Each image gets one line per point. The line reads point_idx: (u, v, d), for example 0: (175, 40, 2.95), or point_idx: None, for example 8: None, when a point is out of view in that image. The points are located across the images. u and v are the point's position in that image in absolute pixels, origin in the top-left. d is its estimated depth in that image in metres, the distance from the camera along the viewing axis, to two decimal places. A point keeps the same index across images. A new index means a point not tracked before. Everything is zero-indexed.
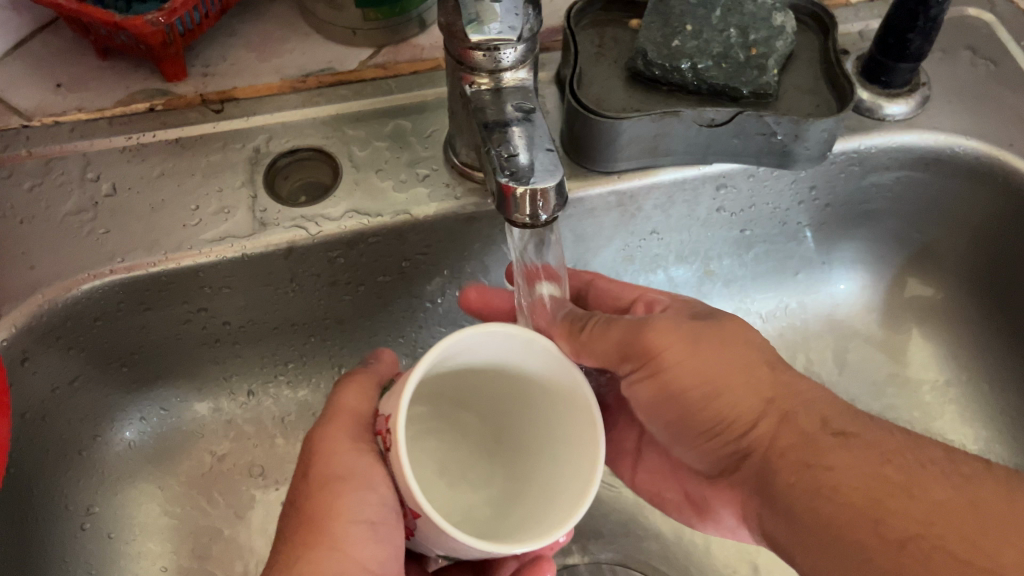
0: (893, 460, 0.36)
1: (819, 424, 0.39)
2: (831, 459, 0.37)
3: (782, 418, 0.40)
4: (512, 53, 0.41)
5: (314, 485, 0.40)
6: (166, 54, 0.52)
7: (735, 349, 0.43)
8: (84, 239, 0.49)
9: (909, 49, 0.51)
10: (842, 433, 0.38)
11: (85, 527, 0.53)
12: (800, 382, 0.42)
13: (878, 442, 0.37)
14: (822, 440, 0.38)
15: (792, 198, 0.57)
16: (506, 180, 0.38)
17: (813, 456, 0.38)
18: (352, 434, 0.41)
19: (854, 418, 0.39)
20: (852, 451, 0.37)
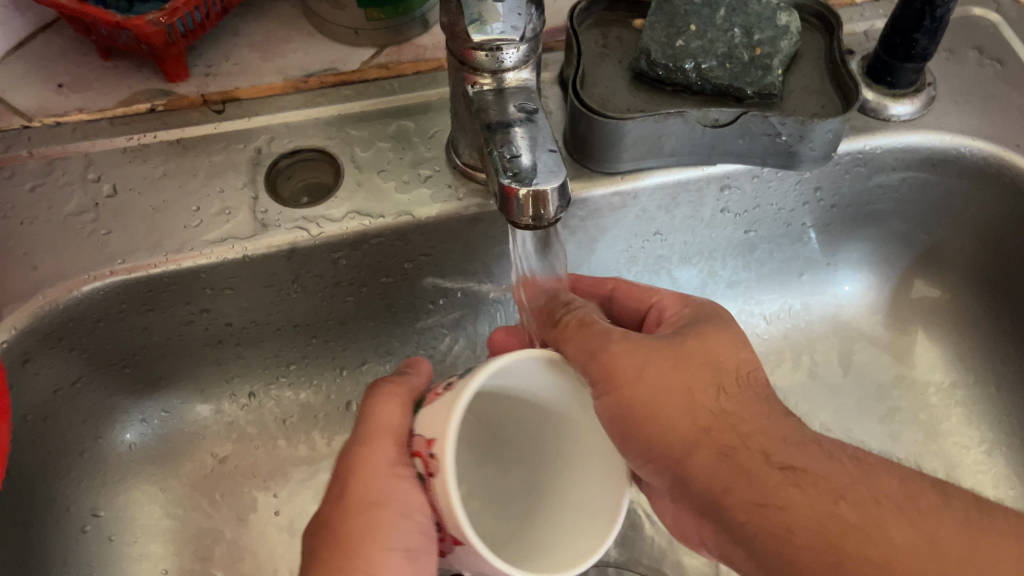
0: (844, 500, 0.33)
1: (762, 457, 0.35)
2: (781, 498, 0.33)
3: (721, 450, 0.35)
4: (514, 53, 0.40)
5: (349, 505, 0.39)
6: (168, 54, 0.52)
7: (691, 366, 0.38)
8: (86, 239, 0.49)
9: (914, 49, 0.51)
10: (791, 468, 0.34)
11: (86, 528, 0.53)
12: (751, 402, 0.37)
13: (829, 478, 0.34)
14: (764, 474, 0.34)
15: (797, 199, 0.57)
16: (508, 181, 0.38)
17: (758, 496, 0.34)
18: (391, 453, 0.39)
19: (800, 448, 0.35)
20: (805, 489, 0.33)
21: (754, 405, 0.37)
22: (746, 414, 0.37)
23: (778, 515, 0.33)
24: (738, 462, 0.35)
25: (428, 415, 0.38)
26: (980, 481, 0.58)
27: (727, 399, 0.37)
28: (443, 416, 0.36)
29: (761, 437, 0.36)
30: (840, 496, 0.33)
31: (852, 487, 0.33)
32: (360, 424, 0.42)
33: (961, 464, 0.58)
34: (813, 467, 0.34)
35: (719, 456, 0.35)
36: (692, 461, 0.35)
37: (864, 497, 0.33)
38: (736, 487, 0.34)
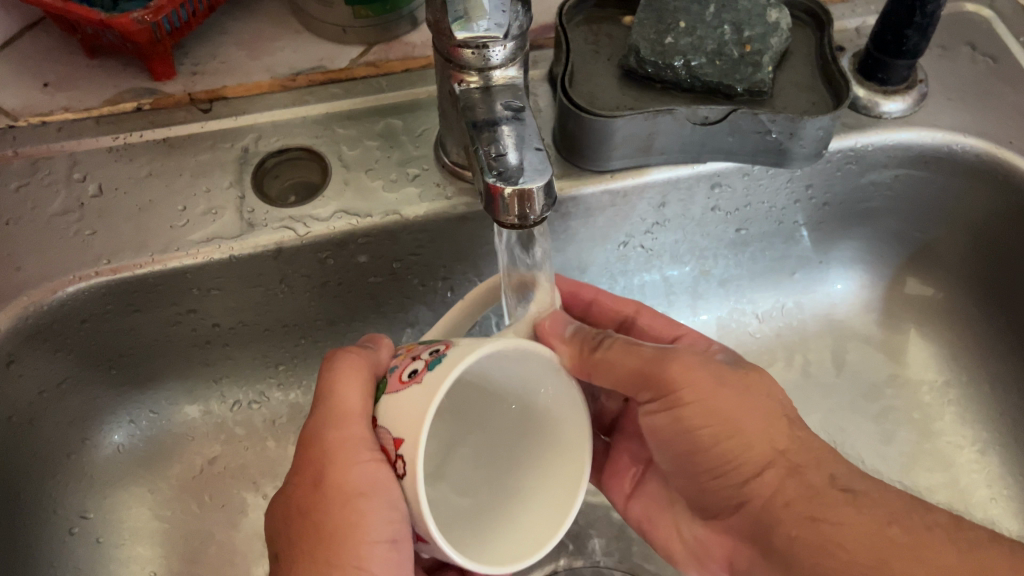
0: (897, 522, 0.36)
1: (828, 477, 0.39)
2: (832, 515, 0.37)
3: (790, 470, 0.40)
4: (501, 51, 0.40)
5: (330, 496, 0.37)
6: (155, 52, 0.51)
7: (760, 397, 0.42)
8: (70, 240, 0.49)
9: (906, 45, 0.50)
10: (849, 488, 0.38)
11: (73, 531, 0.52)
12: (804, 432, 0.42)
13: (881, 496, 0.37)
14: (829, 493, 0.38)
15: (788, 197, 0.57)
16: (493, 180, 0.37)
17: (817, 511, 0.38)
18: (362, 436, 0.37)
19: (866, 477, 0.39)
20: (862, 505, 0.37)
21: (808, 434, 0.42)
22: (808, 444, 0.41)
23: (834, 531, 0.37)
24: (802, 480, 0.39)
25: (398, 406, 0.36)
26: (974, 480, 0.57)
27: (792, 426, 0.42)
28: (416, 414, 0.35)
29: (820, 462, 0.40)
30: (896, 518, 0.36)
31: (903, 511, 0.36)
32: (321, 400, 0.40)
33: (954, 462, 0.58)
34: (868, 490, 0.38)
35: (783, 477, 0.40)
36: (762, 479, 0.40)
37: (917, 523, 0.36)
38: (796, 503, 0.39)
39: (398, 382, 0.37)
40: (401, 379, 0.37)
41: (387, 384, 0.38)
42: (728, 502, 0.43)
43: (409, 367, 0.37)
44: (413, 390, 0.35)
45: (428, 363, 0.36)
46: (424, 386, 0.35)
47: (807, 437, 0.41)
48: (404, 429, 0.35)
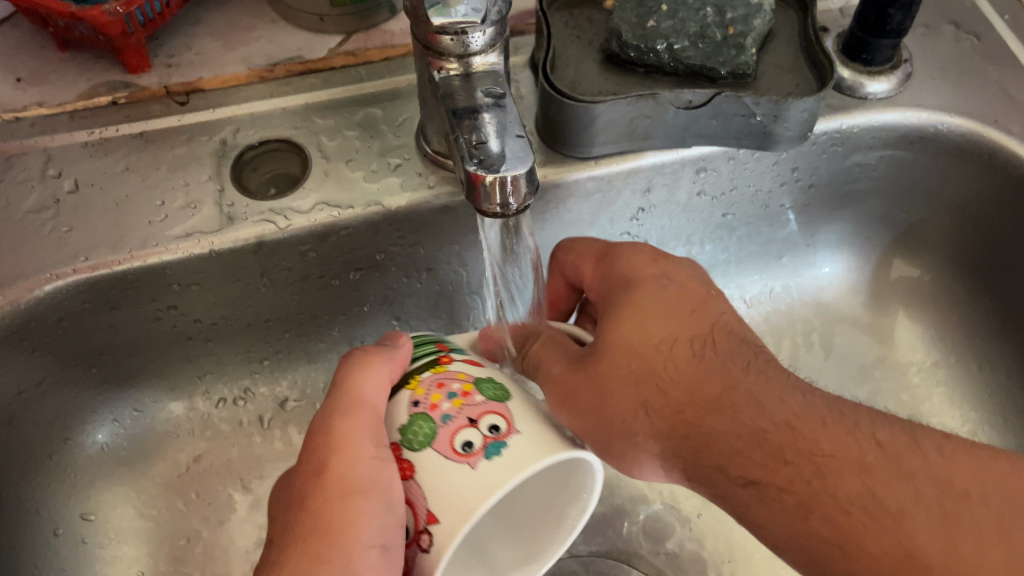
0: (815, 511, 0.35)
1: (725, 468, 0.37)
2: (760, 508, 0.36)
3: (700, 429, 0.37)
4: (480, 36, 0.39)
5: (325, 489, 0.37)
6: (128, 45, 0.50)
7: (618, 389, 0.39)
8: (46, 237, 0.48)
9: (889, 25, 0.50)
10: (754, 482, 0.36)
11: (58, 532, 0.51)
12: (684, 366, 0.39)
13: (788, 487, 0.35)
14: (733, 492, 0.37)
15: (774, 180, 0.56)
16: (474, 167, 0.37)
17: (743, 513, 0.37)
18: (372, 435, 0.38)
19: (781, 443, 0.36)
20: (772, 505, 0.36)
21: (689, 373, 0.38)
22: (694, 388, 0.38)
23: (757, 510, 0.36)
24: (717, 460, 0.37)
25: (441, 477, 0.36)
26: None
27: (655, 416, 0.39)
28: (476, 487, 0.35)
29: (720, 439, 0.37)
30: (811, 509, 0.35)
31: (818, 492, 0.35)
32: (336, 392, 0.39)
33: None
34: (772, 478, 0.36)
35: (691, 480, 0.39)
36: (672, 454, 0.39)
37: (832, 507, 0.34)
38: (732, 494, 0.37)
39: (449, 450, 0.36)
40: (453, 449, 0.36)
41: (433, 435, 0.37)
42: (687, 459, 0.38)
43: (463, 436, 0.37)
44: (463, 475, 0.35)
45: (485, 449, 0.36)
46: (475, 478, 0.35)
47: (683, 397, 0.38)
48: (438, 509, 0.35)
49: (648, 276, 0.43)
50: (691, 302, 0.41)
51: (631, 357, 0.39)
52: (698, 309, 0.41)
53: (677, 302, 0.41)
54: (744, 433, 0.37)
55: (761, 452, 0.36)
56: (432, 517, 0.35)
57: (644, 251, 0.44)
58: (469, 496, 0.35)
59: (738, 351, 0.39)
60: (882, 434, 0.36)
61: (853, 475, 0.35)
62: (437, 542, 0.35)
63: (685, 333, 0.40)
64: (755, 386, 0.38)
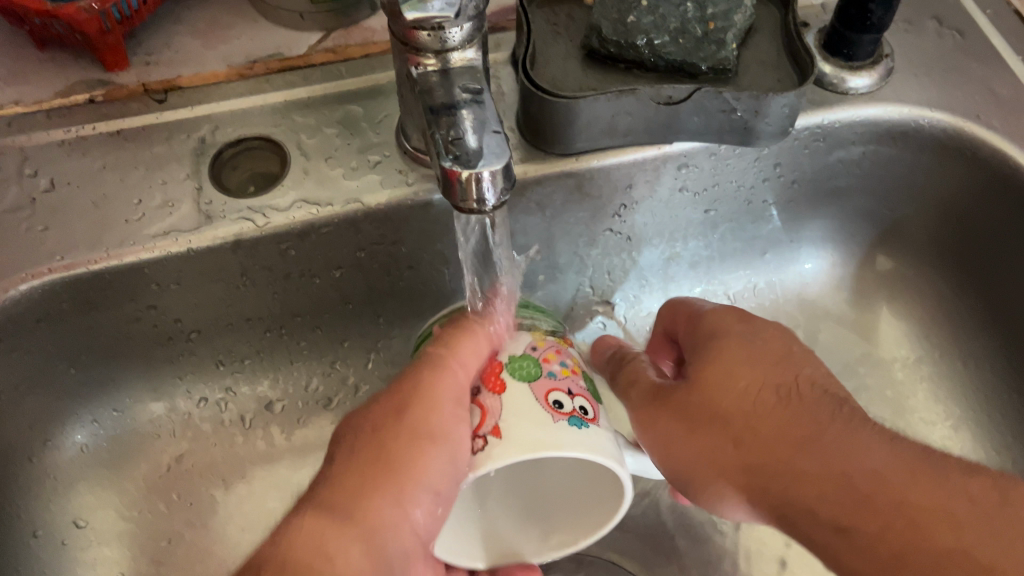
0: (905, 568, 0.33)
1: (814, 515, 0.36)
2: (850, 557, 0.35)
3: (786, 471, 0.37)
4: (458, 32, 0.39)
5: (404, 431, 0.38)
6: (105, 42, 0.50)
7: (707, 426, 0.39)
8: (22, 237, 0.47)
9: (871, 20, 0.50)
10: (844, 529, 0.35)
11: (38, 535, 0.51)
12: (773, 412, 0.38)
13: (878, 539, 0.34)
14: (825, 537, 0.36)
15: (757, 176, 0.56)
16: (450, 163, 0.36)
17: (830, 557, 0.36)
18: (454, 394, 0.39)
19: (876, 491, 0.35)
20: (861, 557, 0.35)
21: (780, 421, 0.38)
22: (785, 433, 0.37)
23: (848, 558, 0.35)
24: (810, 506, 0.36)
25: (525, 408, 0.37)
26: None
27: (745, 454, 0.38)
28: (545, 428, 0.37)
29: (812, 482, 0.36)
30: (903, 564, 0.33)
31: (907, 549, 0.33)
32: (439, 348, 0.41)
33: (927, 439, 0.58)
34: (860, 527, 0.35)
35: (783, 526, 0.38)
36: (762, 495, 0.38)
37: (925, 561, 0.33)
38: (820, 536, 0.36)
39: (543, 398, 0.38)
40: (546, 401, 0.38)
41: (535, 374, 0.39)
42: (780, 502, 0.37)
43: (556, 395, 0.38)
44: (541, 417, 0.37)
45: (572, 417, 0.38)
46: (555, 431, 0.37)
47: (773, 440, 0.37)
48: (506, 426, 0.37)
49: (735, 327, 0.42)
50: (780, 352, 0.40)
51: (720, 400, 0.39)
52: (782, 362, 0.40)
53: (764, 352, 0.40)
54: (830, 486, 0.36)
55: (848, 503, 0.35)
56: (495, 431, 0.37)
57: (731, 312, 0.43)
58: (539, 434, 0.36)
59: (827, 401, 0.38)
60: (973, 487, 0.34)
61: (946, 532, 0.33)
62: (486, 452, 0.37)
63: (771, 381, 0.39)
64: (847, 436, 0.36)
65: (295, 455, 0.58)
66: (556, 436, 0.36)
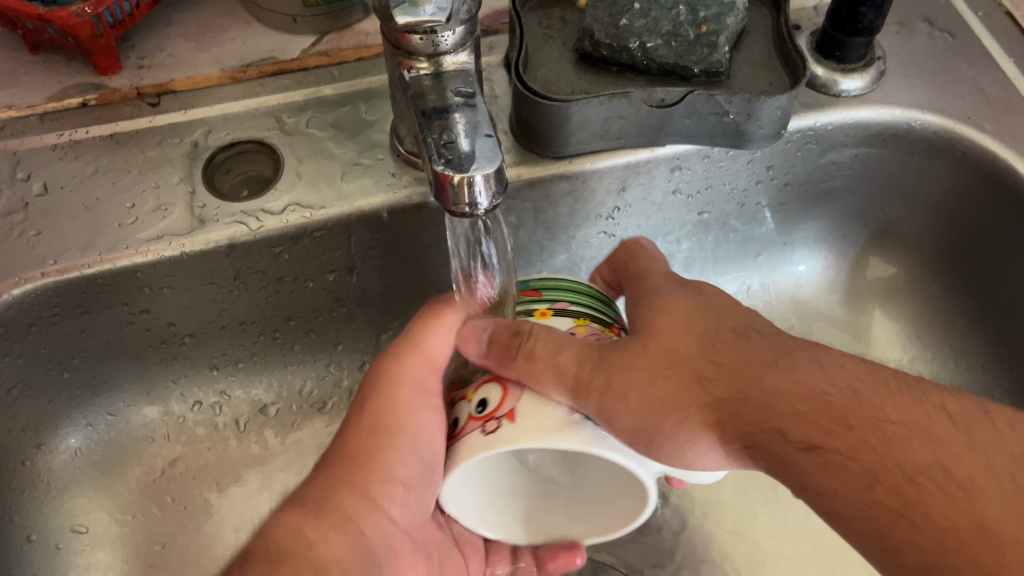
0: (883, 482, 0.32)
1: (781, 436, 0.34)
2: (822, 480, 0.33)
3: (752, 393, 0.35)
4: (450, 35, 0.39)
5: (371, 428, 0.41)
6: (98, 46, 0.50)
7: (669, 359, 0.37)
8: (15, 240, 0.47)
9: (861, 23, 0.50)
10: (815, 447, 0.33)
11: (31, 539, 0.51)
12: (735, 346, 0.37)
13: (854, 455, 0.33)
14: (794, 460, 0.34)
15: (750, 178, 0.56)
16: (442, 167, 0.36)
17: (802, 482, 0.34)
18: (416, 380, 0.42)
19: (849, 407, 0.34)
20: (834, 474, 0.33)
21: (742, 351, 0.37)
22: (751, 360, 0.36)
23: (823, 479, 0.33)
24: (776, 427, 0.34)
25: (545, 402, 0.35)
26: None
27: (713, 384, 0.36)
28: (556, 420, 0.35)
29: (778, 401, 0.34)
30: (878, 478, 0.32)
31: (883, 461, 0.32)
32: (404, 339, 0.43)
33: None
34: (835, 445, 0.33)
35: (752, 456, 0.35)
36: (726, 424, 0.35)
37: (900, 475, 0.32)
38: (792, 461, 0.34)
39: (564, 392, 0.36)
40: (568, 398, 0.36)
41: None
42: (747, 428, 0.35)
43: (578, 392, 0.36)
44: (556, 411, 0.35)
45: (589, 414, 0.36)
46: (562, 424, 0.34)
47: (734, 364, 0.36)
48: (521, 412, 0.35)
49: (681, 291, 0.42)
50: (727, 308, 0.40)
51: (678, 342, 0.37)
52: (731, 313, 0.40)
53: (714, 308, 0.40)
54: (802, 402, 0.34)
55: (821, 417, 0.34)
56: (511, 415, 0.35)
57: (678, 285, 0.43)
58: (552, 428, 0.34)
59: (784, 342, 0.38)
60: (948, 406, 0.34)
61: (923, 445, 0.32)
62: (496, 433, 0.35)
63: (726, 324, 0.38)
64: (810, 358, 0.36)
65: (289, 457, 0.58)
66: (567, 431, 0.34)
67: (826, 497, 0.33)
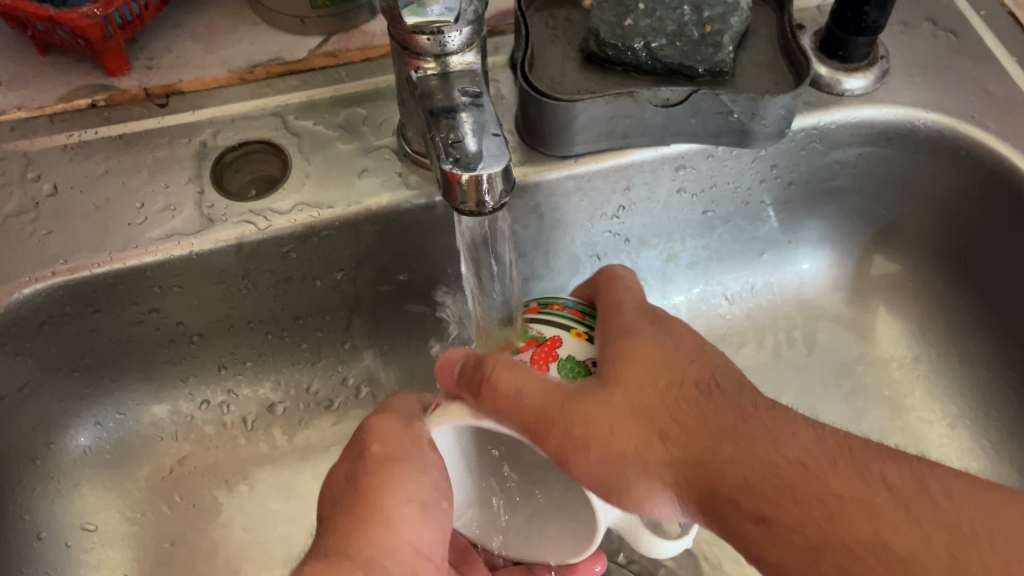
0: (826, 553, 0.32)
1: (732, 508, 0.34)
2: (770, 553, 0.33)
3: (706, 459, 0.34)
4: (457, 36, 0.40)
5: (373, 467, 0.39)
6: (107, 48, 0.51)
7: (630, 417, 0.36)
8: (26, 240, 0.48)
9: (865, 22, 0.50)
10: (765, 519, 0.33)
11: (42, 536, 0.51)
12: (694, 406, 0.36)
13: (798, 528, 0.32)
14: (744, 530, 0.34)
15: (754, 177, 0.56)
16: (450, 166, 0.37)
17: (752, 549, 0.34)
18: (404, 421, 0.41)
19: (792, 481, 0.33)
20: (783, 548, 0.33)
21: (701, 412, 0.36)
22: (708, 425, 0.35)
23: (770, 551, 0.33)
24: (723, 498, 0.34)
25: None
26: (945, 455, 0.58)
27: (672, 445, 0.35)
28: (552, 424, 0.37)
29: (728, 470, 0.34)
30: (822, 552, 0.32)
31: (827, 535, 0.32)
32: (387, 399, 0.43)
33: (924, 438, 0.59)
34: (781, 517, 0.33)
35: (705, 517, 0.36)
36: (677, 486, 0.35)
37: (842, 549, 0.31)
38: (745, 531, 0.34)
39: None
40: None
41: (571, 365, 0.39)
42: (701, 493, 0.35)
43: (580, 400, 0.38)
44: None
45: None
46: None
47: (695, 431, 0.35)
48: None
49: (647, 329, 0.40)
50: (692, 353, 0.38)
51: (644, 395, 0.36)
52: (699, 359, 0.38)
53: (678, 351, 0.38)
54: (753, 472, 0.34)
55: (770, 488, 0.33)
56: None
57: (649, 316, 0.41)
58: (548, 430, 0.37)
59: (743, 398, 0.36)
60: (892, 473, 0.32)
61: (863, 519, 0.31)
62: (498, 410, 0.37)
63: (696, 375, 0.37)
64: (768, 422, 0.35)
65: (298, 456, 0.59)
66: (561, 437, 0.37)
67: (772, 565, 0.33)
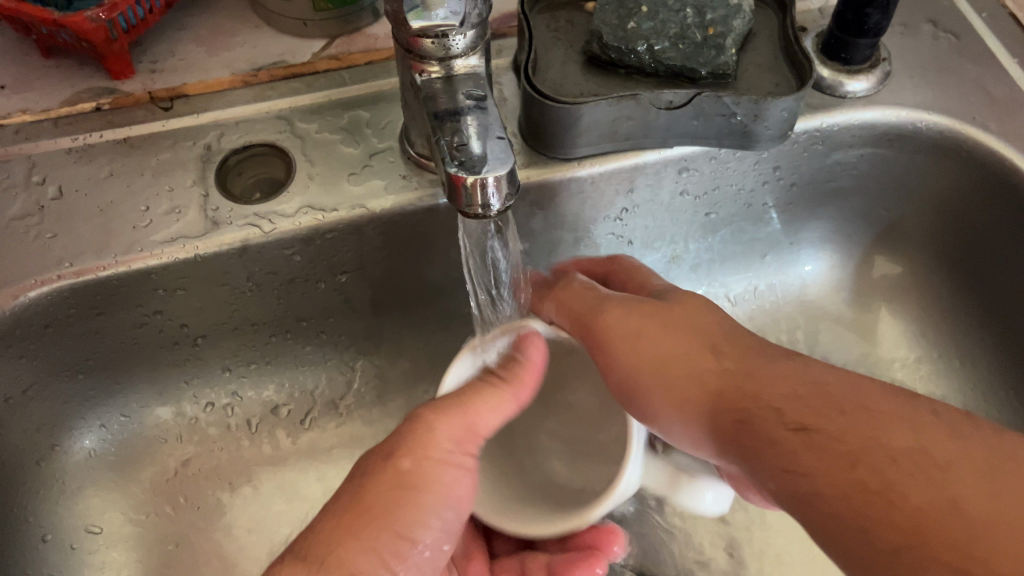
0: (862, 462, 0.32)
1: (774, 416, 0.36)
2: (804, 463, 0.34)
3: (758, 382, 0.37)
4: (461, 39, 0.40)
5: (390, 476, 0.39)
6: (110, 51, 0.51)
7: (685, 344, 0.41)
8: (30, 243, 0.48)
9: (867, 24, 0.50)
10: (805, 428, 0.35)
11: (46, 538, 0.51)
12: (751, 351, 0.39)
13: (838, 435, 0.33)
14: (785, 441, 0.35)
15: (756, 179, 0.56)
16: (455, 169, 0.37)
17: (786, 463, 0.35)
18: (451, 437, 0.41)
19: (838, 399, 0.35)
20: (817, 452, 0.34)
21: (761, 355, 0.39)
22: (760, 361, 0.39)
23: (807, 461, 0.34)
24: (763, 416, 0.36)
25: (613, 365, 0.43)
26: None
27: (723, 367, 0.39)
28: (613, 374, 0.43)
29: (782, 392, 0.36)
30: (857, 459, 0.32)
31: (865, 442, 0.33)
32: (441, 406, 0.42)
33: None
34: (824, 425, 0.34)
35: (741, 438, 0.37)
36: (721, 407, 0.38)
37: (879, 455, 0.32)
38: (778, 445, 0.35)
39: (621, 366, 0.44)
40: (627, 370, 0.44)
41: None
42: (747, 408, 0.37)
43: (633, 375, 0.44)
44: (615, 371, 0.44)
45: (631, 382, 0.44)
46: None
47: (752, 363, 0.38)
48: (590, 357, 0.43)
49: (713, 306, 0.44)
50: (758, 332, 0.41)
51: (697, 336, 0.41)
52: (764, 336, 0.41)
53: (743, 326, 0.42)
54: (804, 390, 0.36)
55: (820, 404, 0.35)
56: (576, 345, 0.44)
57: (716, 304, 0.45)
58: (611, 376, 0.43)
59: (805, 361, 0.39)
60: (941, 410, 0.33)
61: (905, 431, 0.33)
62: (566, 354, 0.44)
63: (752, 338, 0.41)
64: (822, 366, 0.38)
65: (301, 458, 0.59)
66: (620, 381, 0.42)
67: (806, 478, 0.34)
